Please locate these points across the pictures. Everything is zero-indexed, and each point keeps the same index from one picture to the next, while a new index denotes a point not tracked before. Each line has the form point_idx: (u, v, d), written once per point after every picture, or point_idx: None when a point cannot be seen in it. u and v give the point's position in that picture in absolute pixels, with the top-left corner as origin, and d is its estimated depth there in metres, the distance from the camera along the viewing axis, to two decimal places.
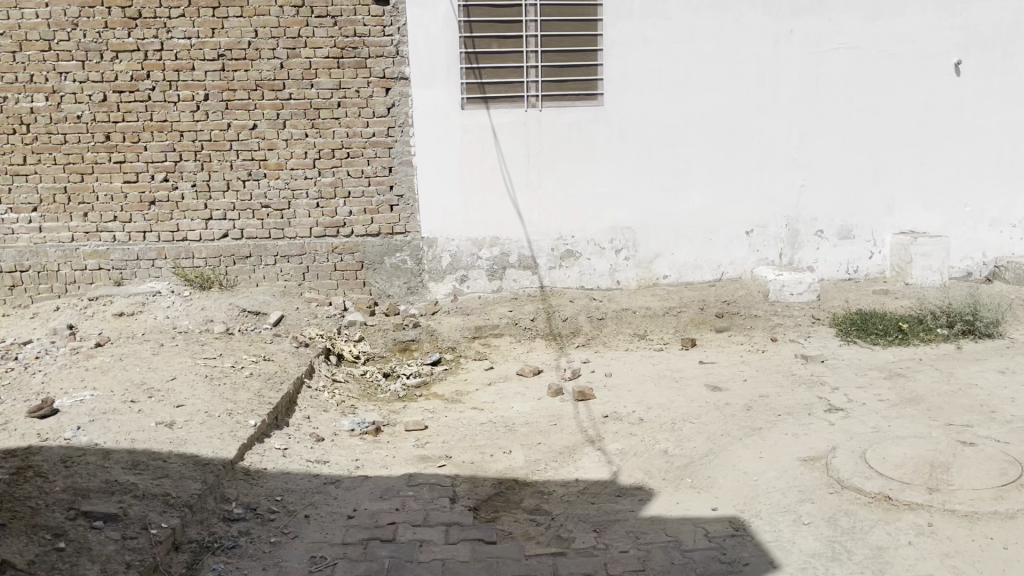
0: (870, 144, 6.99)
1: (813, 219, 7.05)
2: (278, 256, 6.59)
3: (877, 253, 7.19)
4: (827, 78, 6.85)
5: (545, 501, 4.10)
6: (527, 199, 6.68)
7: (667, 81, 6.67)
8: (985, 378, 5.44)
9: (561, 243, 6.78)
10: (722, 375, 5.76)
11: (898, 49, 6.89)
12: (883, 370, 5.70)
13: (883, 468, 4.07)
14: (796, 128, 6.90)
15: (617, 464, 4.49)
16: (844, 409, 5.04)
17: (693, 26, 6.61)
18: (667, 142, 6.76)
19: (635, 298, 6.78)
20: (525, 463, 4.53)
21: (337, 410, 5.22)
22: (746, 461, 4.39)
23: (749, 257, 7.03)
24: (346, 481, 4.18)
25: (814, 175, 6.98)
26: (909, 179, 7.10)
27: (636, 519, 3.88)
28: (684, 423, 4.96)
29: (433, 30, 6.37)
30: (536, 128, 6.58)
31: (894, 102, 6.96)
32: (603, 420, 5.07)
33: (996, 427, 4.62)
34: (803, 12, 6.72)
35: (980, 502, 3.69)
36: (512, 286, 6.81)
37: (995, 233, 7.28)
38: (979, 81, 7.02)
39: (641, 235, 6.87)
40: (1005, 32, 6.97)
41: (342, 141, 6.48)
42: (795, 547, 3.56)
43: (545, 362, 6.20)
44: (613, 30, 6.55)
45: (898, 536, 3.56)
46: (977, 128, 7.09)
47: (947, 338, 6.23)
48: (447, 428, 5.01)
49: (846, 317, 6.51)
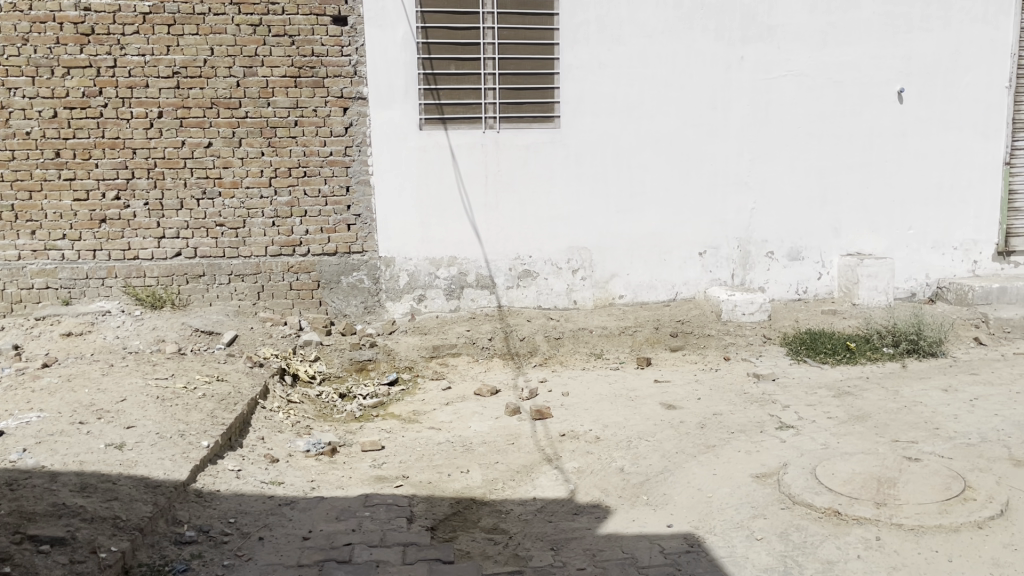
0: (818, 167, 7.19)
1: (764, 240, 7.21)
2: (232, 274, 6.51)
3: (825, 274, 7.37)
4: (776, 103, 7.05)
5: (503, 520, 4.11)
6: (485, 219, 6.72)
7: (622, 104, 6.80)
8: (929, 396, 5.59)
9: (519, 263, 6.83)
10: (677, 394, 5.84)
11: (844, 76, 7.12)
12: (832, 389, 5.83)
13: (831, 484, 4.18)
14: (747, 151, 7.06)
15: (573, 482, 4.52)
16: (795, 426, 5.15)
17: (647, 51, 6.77)
18: (622, 163, 6.87)
19: (592, 317, 6.85)
20: (483, 482, 4.53)
21: (292, 431, 5.16)
22: (700, 478, 4.47)
23: (703, 278, 7.16)
24: (301, 502, 4.15)
25: (764, 197, 7.15)
26: (855, 203, 7.30)
27: (593, 537, 3.91)
28: (639, 441, 5.02)
29: (391, 51, 6.42)
30: (493, 149, 6.64)
31: (841, 128, 7.18)
32: (561, 439, 5.11)
33: (940, 443, 4.76)
34: (752, 39, 6.92)
35: (926, 516, 3.80)
36: (469, 306, 6.83)
37: (936, 255, 7.52)
38: (920, 109, 7.28)
39: (597, 256, 6.95)
40: (945, 62, 7.24)
41: (299, 159, 6.47)
42: (748, 562, 3.62)
43: (502, 381, 6.22)
44: (570, 54, 6.67)
45: (848, 550, 3.64)
46: (919, 153, 7.34)
47: (892, 357, 6.42)
48: (404, 449, 5.00)
49: (796, 337, 6.67)
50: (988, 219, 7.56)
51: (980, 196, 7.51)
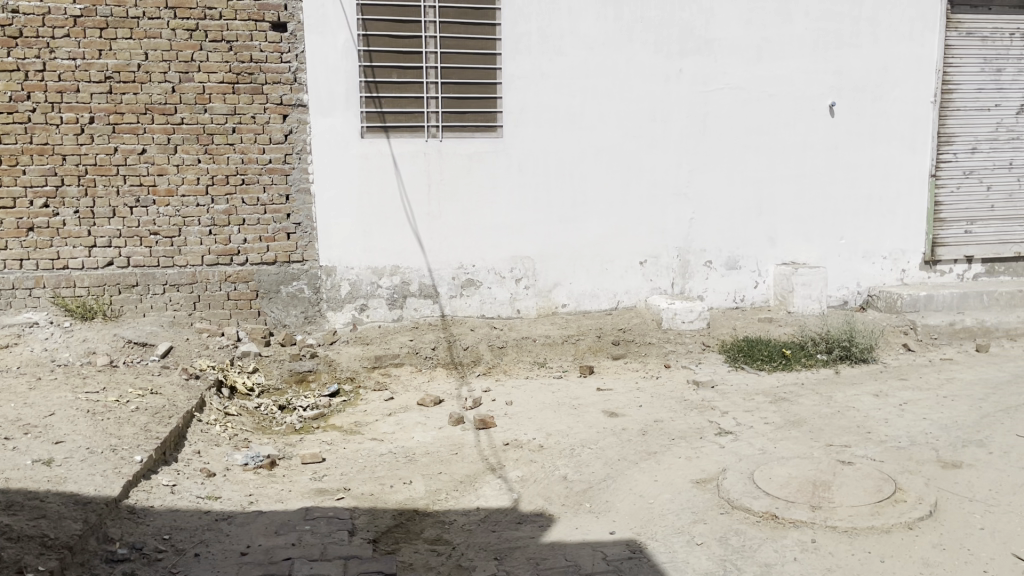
0: (754, 178, 7.36)
1: (703, 250, 7.34)
2: (167, 284, 6.35)
3: (761, 283, 7.54)
4: (714, 116, 7.20)
5: (446, 530, 4.09)
6: (428, 227, 6.70)
7: (563, 115, 6.86)
8: (861, 401, 5.76)
9: (462, 272, 6.82)
10: (619, 402, 5.89)
11: (778, 90, 7.31)
12: (769, 395, 5.96)
13: (769, 488, 4.27)
14: (686, 162, 7.19)
15: (517, 491, 4.52)
16: (733, 432, 5.24)
17: (588, 63, 6.85)
18: (565, 173, 6.93)
19: (535, 326, 6.87)
20: (426, 493, 4.50)
21: (229, 444, 5.04)
22: (641, 485, 4.51)
23: (643, 286, 7.26)
24: (239, 517, 4.06)
25: (703, 208, 7.29)
26: (789, 213, 7.50)
27: (536, 545, 3.91)
28: (582, 449, 5.05)
29: (332, 58, 6.37)
30: (436, 158, 6.63)
31: (776, 140, 7.37)
32: (504, 448, 5.11)
33: (872, 446, 4.91)
34: (690, 52, 7.06)
35: (859, 518, 3.90)
36: (412, 315, 6.78)
37: (867, 264, 7.76)
38: (851, 122, 7.52)
39: (540, 265, 6.98)
40: (874, 77, 7.50)
41: (237, 166, 6.35)
42: (689, 566, 3.67)
43: (445, 391, 6.19)
44: (512, 64, 6.71)
45: (785, 553, 3.71)
46: (850, 165, 7.57)
47: (825, 363, 6.59)
48: (345, 460, 4.93)
49: (734, 344, 6.80)
50: (915, 229, 7.83)
51: (908, 207, 7.77)
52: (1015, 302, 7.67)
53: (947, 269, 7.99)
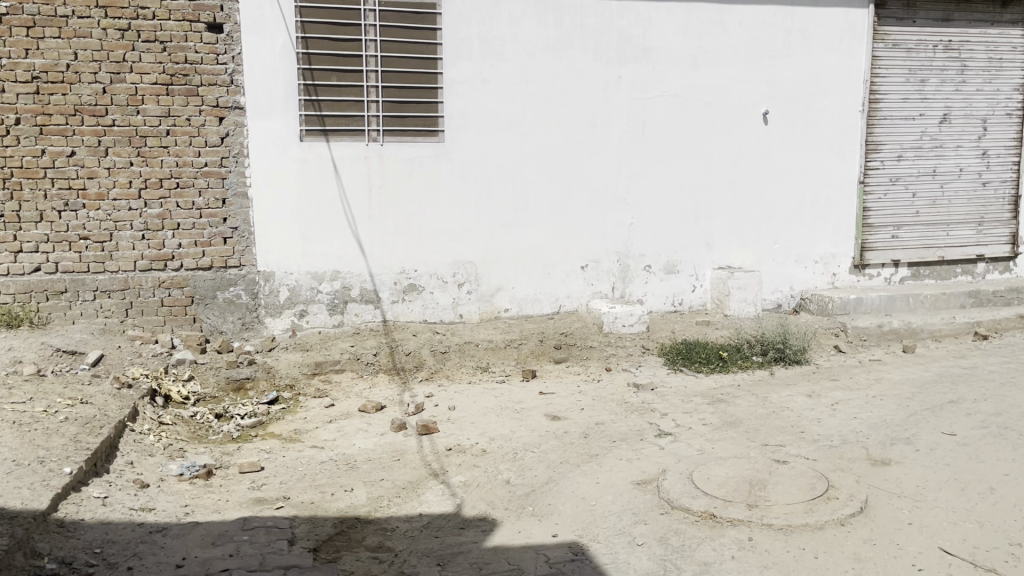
0: (691, 184, 7.51)
1: (642, 254, 7.45)
2: (98, 291, 6.17)
3: (699, 287, 7.68)
4: (652, 122, 7.32)
5: (388, 537, 4.06)
6: (368, 232, 6.64)
7: (504, 120, 6.89)
8: (795, 402, 5.92)
9: (404, 277, 6.78)
10: (561, 405, 5.93)
11: (714, 98, 7.47)
12: (707, 397, 6.08)
13: (708, 487, 4.35)
14: (626, 168, 7.30)
15: (460, 496, 4.52)
16: (673, 433, 5.33)
17: (529, 69, 6.91)
18: (506, 178, 6.96)
19: (477, 330, 6.87)
20: (367, 500, 4.46)
21: (164, 454, 4.92)
22: (583, 487, 4.55)
23: (585, 291, 7.33)
24: (174, 528, 3.96)
25: (642, 213, 7.40)
26: (726, 219, 7.66)
27: (479, 550, 3.91)
28: (525, 453, 5.08)
29: (270, 60, 6.27)
30: (376, 162, 6.59)
31: (712, 147, 7.52)
32: (447, 453, 5.10)
33: (806, 445, 5.05)
34: (629, 60, 7.17)
35: (794, 515, 4.00)
36: (353, 321, 6.72)
37: (799, 268, 7.98)
38: (784, 130, 7.73)
39: (482, 269, 6.99)
40: (806, 86, 7.72)
41: (171, 170, 6.21)
42: (630, 567, 3.72)
43: (387, 397, 6.14)
44: (453, 69, 6.71)
45: (723, 551, 3.79)
46: (783, 171, 7.78)
47: (760, 365, 6.75)
48: (284, 469, 4.86)
49: (673, 347, 6.90)
50: (845, 235, 8.08)
51: (838, 212, 8.02)
52: (938, 304, 7.97)
53: (875, 272, 8.25)
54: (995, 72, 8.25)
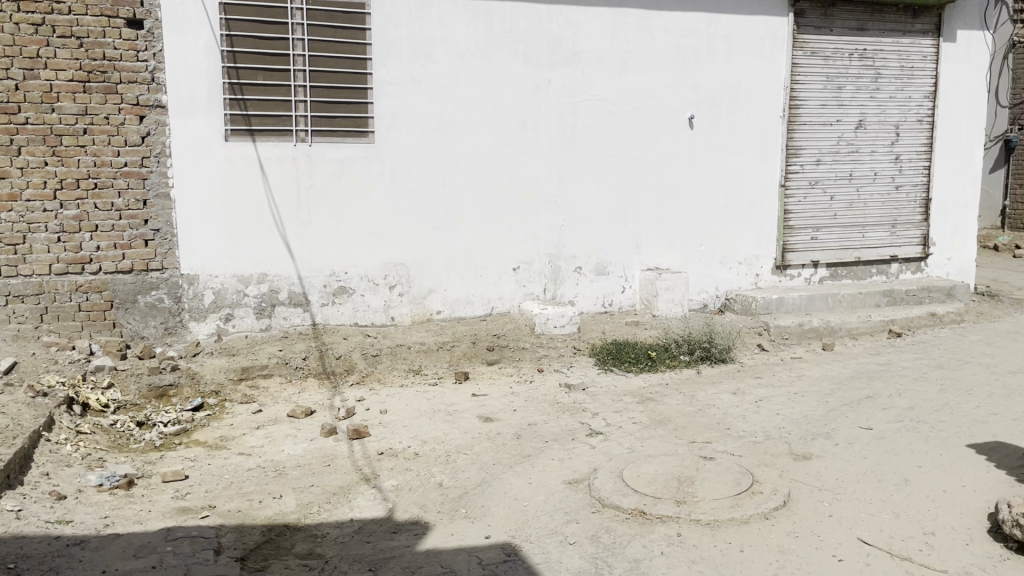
0: (620, 187, 7.62)
1: (573, 256, 7.53)
2: (10, 295, 5.91)
3: (628, 288, 7.80)
4: (582, 126, 7.41)
5: (318, 544, 4.00)
6: (297, 234, 6.54)
7: (435, 122, 6.88)
8: (721, 399, 6.07)
9: (334, 279, 6.70)
10: (494, 407, 5.94)
11: (642, 102, 7.60)
12: (636, 395, 6.18)
13: (637, 485, 4.42)
14: (556, 171, 7.36)
15: (392, 500, 4.48)
16: (603, 432, 5.40)
17: (459, 71, 6.91)
18: (438, 180, 6.94)
19: (409, 333, 6.83)
20: (297, 507, 4.39)
21: (82, 465, 4.74)
22: (516, 488, 4.57)
23: (517, 292, 7.37)
24: (94, 541, 3.82)
25: (573, 215, 7.48)
26: (654, 221, 7.80)
27: (412, 554, 3.89)
28: (458, 455, 5.07)
29: (193, 58, 6.12)
30: (304, 164, 6.49)
31: (640, 150, 7.65)
32: (378, 457, 5.05)
33: (732, 441, 5.18)
34: (558, 64, 7.25)
35: (720, 510, 4.11)
36: (281, 325, 6.59)
37: (724, 269, 8.19)
38: (709, 135, 7.91)
39: (413, 271, 6.96)
40: (729, 92, 7.93)
41: (89, 170, 5.99)
42: (562, 566, 3.74)
43: (317, 402, 6.04)
44: (383, 70, 6.67)
45: (652, 547, 3.86)
46: (708, 175, 7.97)
47: (687, 364, 6.90)
48: (211, 477, 4.74)
49: (603, 347, 6.99)
50: (767, 236, 8.32)
51: (761, 215, 8.26)
52: (855, 303, 8.28)
53: (796, 273, 8.51)
54: (907, 80, 8.60)
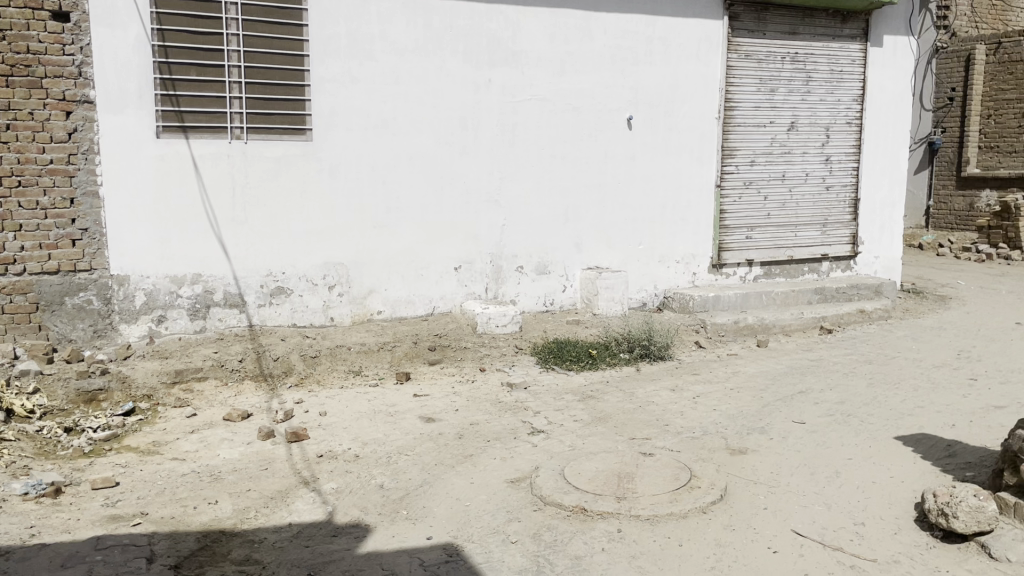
0: (560, 186, 7.67)
1: (514, 255, 7.55)
2: None
3: (569, 287, 7.86)
4: (522, 125, 7.43)
5: (255, 549, 3.92)
6: (232, 234, 6.41)
7: (375, 120, 6.81)
8: (660, 396, 6.15)
9: (271, 279, 6.58)
10: (435, 407, 5.91)
11: (581, 103, 7.66)
12: (577, 394, 6.22)
13: (578, 482, 4.46)
14: (497, 170, 7.37)
15: (331, 503, 4.42)
16: (545, 430, 5.43)
17: (398, 68, 6.86)
18: (377, 178, 6.88)
19: (348, 334, 6.75)
20: (233, 512, 4.29)
21: (5, 473, 4.55)
22: (457, 488, 4.56)
23: (458, 292, 7.35)
24: (18, 552, 3.68)
25: (514, 214, 7.49)
26: (594, 220, 7.87)
27: (352, 557, 3.84)
28: (399, 456, 5.03)
29: (122, 52, 5.94)
30: (240, 161, 6.36)
31: (580, 150, 7.71)
32: (318, 460, 4.98)
33: (670, 437, 5.26)
34: (498, 63, 7.25)
35: (659, 506, 4.16)
36: (216, 326, 6.44)
37: (663, 268, 8.31)
38: (647, 135, 8.02)
39: (353, 271, 6.88)
40: (667, 93, 8.05)
41: (12, 167, 5.74)
42: (504, 565, 3.74)
43: (254, 405, 5.88)
44: (321, 67, 6.58)
45: (593, 544, 3.89)
46: (647, 175, 8.08)
47: (627, 362, 6.97)
48: (143, 483, 4.60)
49: (545, 346, 7.01)
50: (704, 236, 8.47)
51: (698, 214, 8.41)
52: (788, 301, 8.49)
53: (732, 271, 8.68)
54: (836, 84, 8.86)
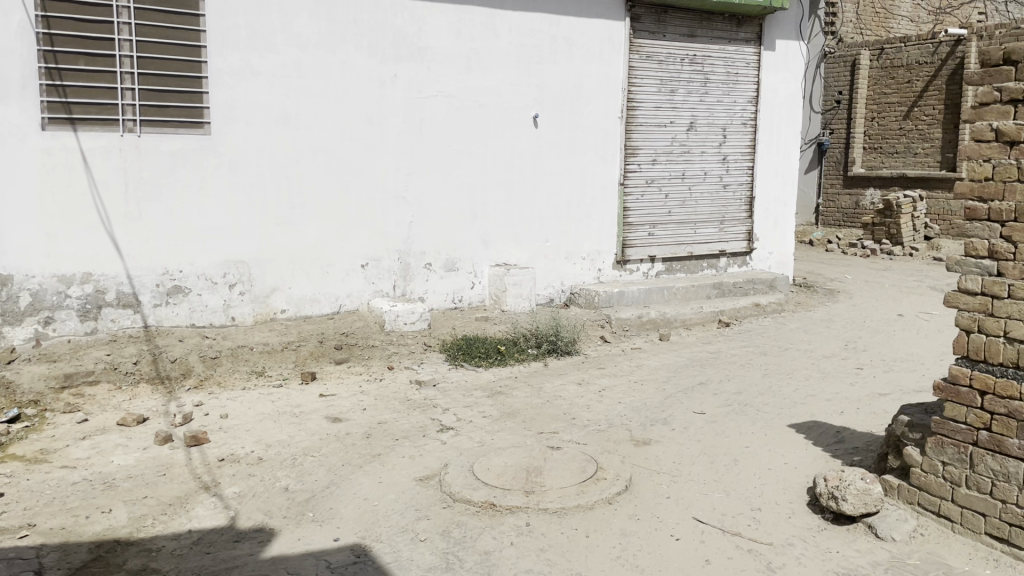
0: (468, 183, 7.67)
1: (422, 252, 7.51)
2: None
3: (477, 284, 7.87)
4: (428, 122, 7.39)
5: (153, 558, 3.78)
6: (126, 231, 6.14)
7: (276, 114, 6.65)
8: (567, 390, 6.25)
9: (168, 278, 6.34)
10: (342, 407, 5.83)
11: (487, 100, 7.69)
12: (486, 390, 6.25)
13: (487, 478, 4.48)
14: (404, 166, 7.31)
15: (234, 508, 4.30)
16: (454, 427, 5.43)
17: (301, 62, 6.72)
18: (280, 174, 6.72)
19: (251, 334, 6.57)
20: (129, 521, 4.12)
21: None
22: (365, 488, 4.52)
23: (365, 290, 7.27)
24: None
25: (421, 210, 7.45)
26: (501, 217, 7.92)
27: (256, 562, 3.75)
28: (304, 457, 4.94)
29: (3, 39, 5.60)
30: (133, 155, 6.10)
31: (487, 147, 7.74)
32: (219, 464, 4.83)
33: (577, 431, 5.35)
34: (404, 58, 7.20)
35: (567, 498, 4.23)
36: (109, 328, 6.14)
37: (569, 264, 8.44)
38: (552, 133, 8.12)
39: (255, 269, 6.71)
40: (571, 92, 8.17)
41: None
42: (413, 563, 3.73)
43: (150, 408, 5.63)
44: (219, 59, 6.38)
45: (502, 539, 3.92)
46: (553, 172, 8.18)
47: (535, 357, 7.05)
48: (30, 493, 4.36)
49: (453, 343, 7.01)
50: (608, 233, 8.64)
51: (602, 212, 8.57)
52: (688, 296, 8.76)
53: (635, 267, 8.89)
54: (733, 85, 9.17)
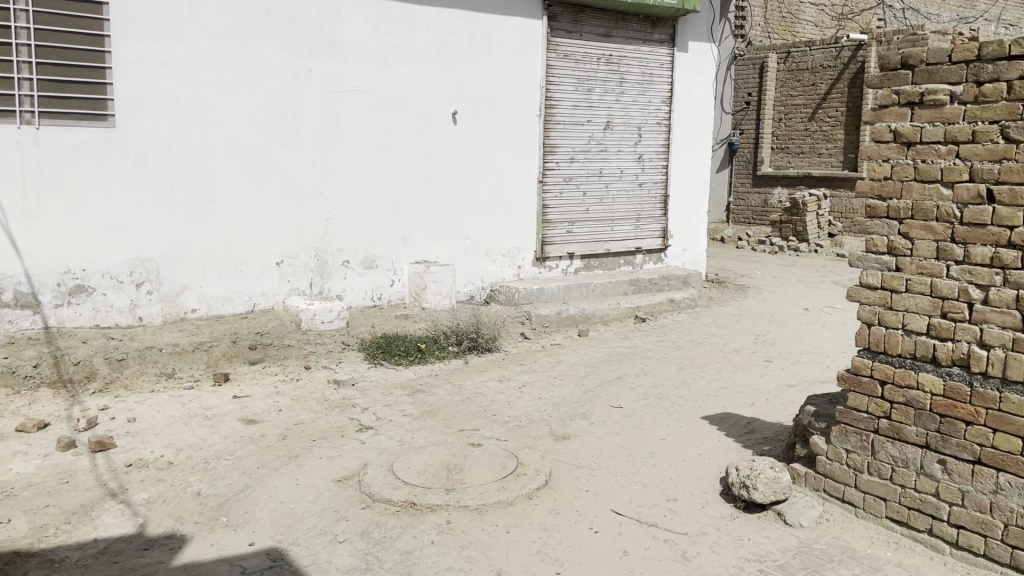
0: (386, 180, 7.59)
1: (339, 250, 7.39)
2: None
3: (397, 281, 7.80)
4: (345, 117, 7.28)
5: (55, 570, 3.61)
6: (24, 228, 5.84)
7: (186, 107, 6.44)
8: (487, 387, 6.26)
9: (69, 277, 6.06)
10: (257, 408, 5.69)
11: (405, 96, 7.62)
12: (406, 388, 6.20)
13: (407, 477, 4.45)
14: (320, 162, 7.18)
15: (143, 515, 4.15)
16: (374, 427, 5.37)
17: (211, 54, 6.52)
18: (190, 169, 6.51)
19: (160, 334, 6.34)
20: (29, 531, 3.92)
21: None
22: (281, 490, 4.42)
23: (280, 288, 7.11)
24: None
25: (338, 207, 7.34)
26: (420, 215, 7.86)
27: (166, 570, 3.63)
28: (218, 461, 4.80)
29: None
30: (31, 148, 5.81)
31: (405, 143, 7.67)
32: (126, 470, 4.65)
33: (498, 427, 5.36)
34: (319, 52, 7.07)
35: (487, 495, 4.24)
36: (5, 330, 5.83)
37: (489, 261, 8.46)
38: (471, 130, 8.11)
39: (164, 268, 6.48)
40: (490, 89, 8.18)
41: None
42: (331, 565, 3.67)
43: (51, 413, 5.37)
44: (124, 48, 6.13)
45: (423, 537, 3.90)
46: (472, 169, 8.17)
47: (455, 354, 7.03)
48: None
49: (372, 341, 6.92)
50: (528, 230, 8.69)
51: (522, 209, 8.61)
52: (606, 292, 8.89)
53: (554, 264, 8.98)
54: (647, 86, 9.35)
